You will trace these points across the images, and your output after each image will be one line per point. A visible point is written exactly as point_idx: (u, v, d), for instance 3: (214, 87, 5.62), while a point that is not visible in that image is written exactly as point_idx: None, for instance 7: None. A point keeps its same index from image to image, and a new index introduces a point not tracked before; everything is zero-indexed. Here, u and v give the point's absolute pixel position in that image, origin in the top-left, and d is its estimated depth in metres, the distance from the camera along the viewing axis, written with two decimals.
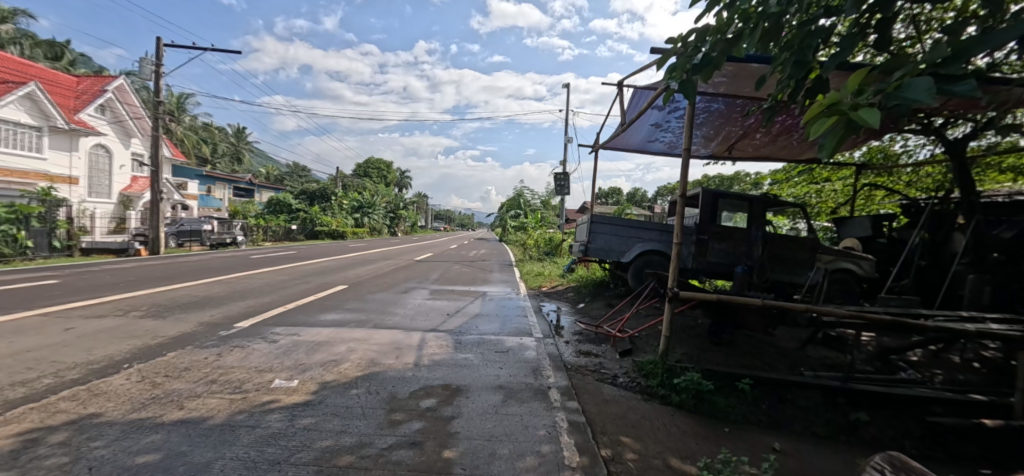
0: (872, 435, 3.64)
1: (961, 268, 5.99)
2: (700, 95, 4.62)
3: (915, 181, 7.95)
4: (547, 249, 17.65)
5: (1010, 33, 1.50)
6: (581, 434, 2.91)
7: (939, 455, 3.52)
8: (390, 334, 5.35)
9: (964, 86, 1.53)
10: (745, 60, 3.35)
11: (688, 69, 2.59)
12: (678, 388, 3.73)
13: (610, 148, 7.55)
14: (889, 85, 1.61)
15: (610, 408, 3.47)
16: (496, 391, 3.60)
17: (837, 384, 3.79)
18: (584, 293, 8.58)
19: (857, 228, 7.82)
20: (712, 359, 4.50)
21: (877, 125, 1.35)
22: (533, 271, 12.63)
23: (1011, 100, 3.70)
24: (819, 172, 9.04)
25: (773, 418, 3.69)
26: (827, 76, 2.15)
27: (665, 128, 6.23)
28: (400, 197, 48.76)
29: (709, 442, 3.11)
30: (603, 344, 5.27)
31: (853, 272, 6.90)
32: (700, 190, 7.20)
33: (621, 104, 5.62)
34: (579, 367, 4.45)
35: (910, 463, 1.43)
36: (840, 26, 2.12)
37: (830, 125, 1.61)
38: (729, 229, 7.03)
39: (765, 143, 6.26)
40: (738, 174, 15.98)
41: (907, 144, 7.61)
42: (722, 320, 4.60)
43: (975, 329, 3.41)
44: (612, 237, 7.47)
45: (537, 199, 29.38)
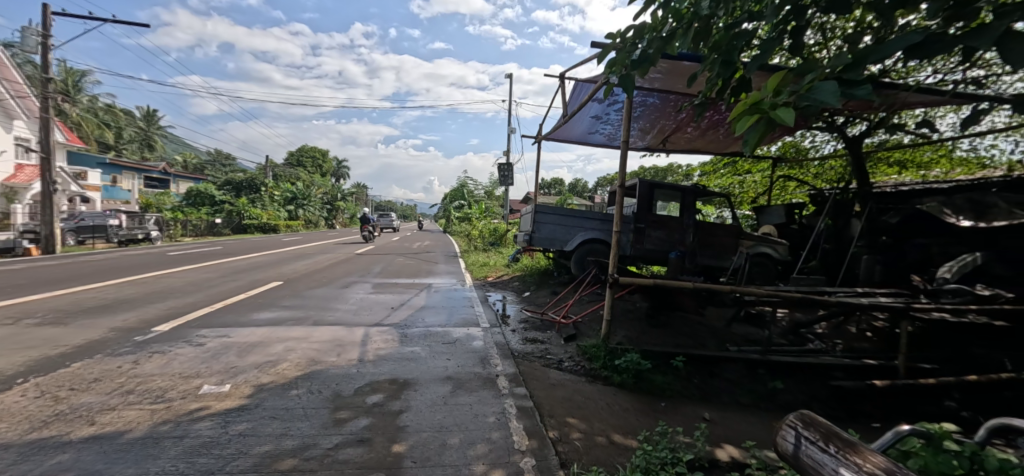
0: (786, 400, 4.07)
1: (857, 250, 6.82)
2: (637, 89, 4.83)
3: (821, 174, 8.90)
4: (493, 239, 17.52)
5: (897, 45, 1.73)
6: (530, 418, 3.00)
7: (841, 414, 4.01)
8: (331, 330, 5.13)
9: (862, 90, 1.73)
10: (679, 58, 3.55)
11: (627, 64, 2.69)
12: (619, 369, 3.97)
13: (553, 140, 7.68)
14: (802, 87, 1.78)
15: (557, 392, 3.59)
16: (445, 382, 3.59)
17: (757, 357, 4.20)
18: (529, 282, 8.72)
19: (774, 215, 8.65)
20: (650, 340, 4.80)
21: (791, 123, 1.50)
22: (479, 261, 12.68)
23: (898, 103, 4.24)
24: (742, 165, 9.82)
25: (704, 390, 4.02)
26: (750, 77, 2.31)
27: (605, 121, 6.43)
28: (338, 188, 46.57)
29: (648, 417, 3.34)
30: (549, 331, 5.40)
31: (770, 256, 7.65)
32: (637, 181, 7.53)
33: (564, 96, 5.73)
34: (527, 354, 4.55)
35: (817, 418, 1.60)
36: (761, 28, 2.28)
37: (753, 123, 1.77)
38: (664, 218, 7.46)
39: (696, 137, 6.67)
40: (672, 166, 17.01)
41: (814, 140, 8.58)
42: (659, 303, 4.90)
43: (868, 303, 3.91)
44: (555, 226, 7.65)
45: (481, 190, 29.34)
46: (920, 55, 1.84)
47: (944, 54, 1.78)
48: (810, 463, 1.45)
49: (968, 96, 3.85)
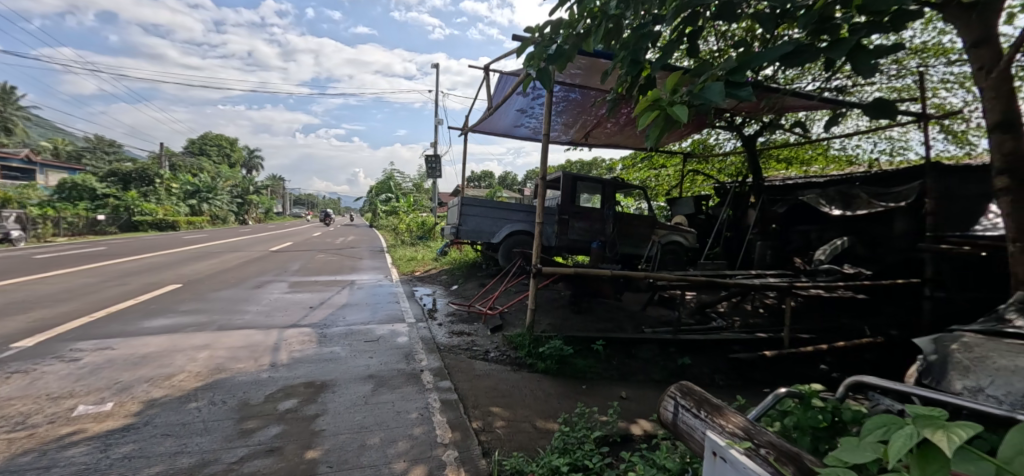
0: (693, 375, 4.45)
1: (752, 236, 7.65)
2: (559, 84, 4.96)
3: (724, 169, 9.85)
4: (421, 232, 17.09)
5: (773, 53, 1.95)
6: (453, 411, 2.99)
7: (738, 382, 4.48)
8: (238, 335, 4.71)
9: (744, 92, 1.93)
10: (596, 54, 3.71)
11: (545, 58, 2.75)
12: (543, 356, 4.09)
13: (479, 132, 7.65)
14: (695, 87, 1.94)
15: (482, 382, 3.63)
16: (366, 381, 3.46)
17: (668, 336, 4.54)
18: (458, 275, 8.68)
19: (684, 206, 9.40)
20: (573, 326, 5.01)
21: (684, 119, 1.64)
22: (407, 255, 12.35)
23: (782, 106, 4.79)
24: (657, 160, 10.54)
25: (621, 370, 4.29)
26: (654, 76, 2.46)
27: (529, 115, 6.54)
28: (249, 180, 42.62)
29: (569, 399, 3.48)
30: (476, 322, 5.42)
31: (681, 244, 8.33)
32: (561, 174, 7.76)
33: (488, 88, 5.73)
34: (452, 347, 4.52)
35: (696, 388, 1.78)
36: (663, 30, 2.44)
37: (653, 118, 1.90)
38: (586, 210, 7.78)
39: (615, 132, 7.03)
40: (596, 160, 17.82)
41: (718, 138, 9.47)
42: (581, 291, 5.11)
43: (759, 284, 4.38)
44: (482, 219, 7.65)
45: (409, 183, 28.65)
46: (794, 62, 2.07)
47: (812, 62, 2.02)
48: (686, 428, 1.70)
49: (833, 102, 4.47)
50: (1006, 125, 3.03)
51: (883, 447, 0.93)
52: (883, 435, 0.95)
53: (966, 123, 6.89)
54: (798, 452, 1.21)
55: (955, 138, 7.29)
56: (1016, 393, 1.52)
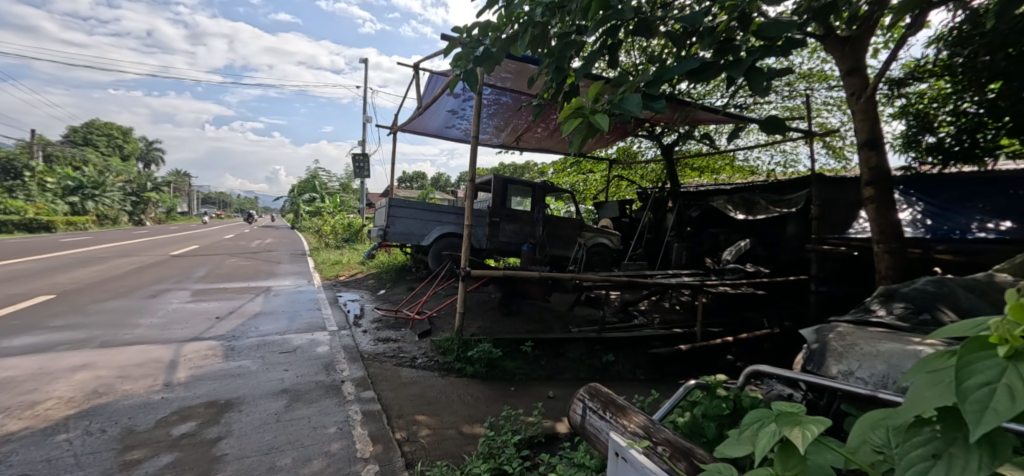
0: (616, 371, 4.67)
1: (670, 238, 8.23)
2: (489, 87, 4.98)
3: (645, 175, 10.51)
4: (347, 235, 16.25)
5: (682, 70, 2.10)
6: (376, 422, 2.86)
7: (656, 375, 4.78)
8: (125, 352, 4.13)
9: (658, 104, 2.05)
10: (523, 59, 3.78)
11: (472, 59, 2.74)
12: (472, 360, 4.08)
13: (409, 132, 7.43)
14: (615, 97, 2.03)
15: (408, 390, 3.52)
16: (279, 396, 3.20)
17: (593, 335, 4.72)
18: (385, 279, 8.36)
19: (609, 210, 9.87)
20: (502, 329, 5.04)
21: (604, 127, 1.71)
22: (331, 259, 11.66)
23: (694, 117, 5.20)
24: (586, 165, 11.00)
25: (549, 370, 4.39)
26: (578, 84, 2.54)
27: (460, 116, 6.48)
28: (146, 176, 37.84)
29: (497, 402, 3.49)
30: (403, 328, 5.25)
31: (606, 245, 8.73)
32: (492, 176, 7.76)
33: (417, 87, 5.59)
34: (377, 355, 4.34)
35: (603, 388, 1.87)
36: (586, 40, 2.53)
37: (576, 125, 1.96)
38: (517, 212, 7.87)
39: (545, 137, 7.19)
40: (529, 163, 18.22)
41: (640, 146, 10.09)
42: (510, 293, 5.16)
43: (675, 283, 4.70)
44: (411, 221, 7.44)
45: (336, 182, 27.20)
46: (701, 78, 2.25)
47: (716, 79, 2.19)
48: (595, 430, 1.79)
49: (736, 117, 4.94)
50: (870, 144, 3.53)
51: (758, 440, 0.94)
52: (758, 427, 0.96)
53: (842, 141, 7.99)
54: (691, 447, 1.31)
55: (834, 153, 8.41)
56: (878, 375, 1.78)
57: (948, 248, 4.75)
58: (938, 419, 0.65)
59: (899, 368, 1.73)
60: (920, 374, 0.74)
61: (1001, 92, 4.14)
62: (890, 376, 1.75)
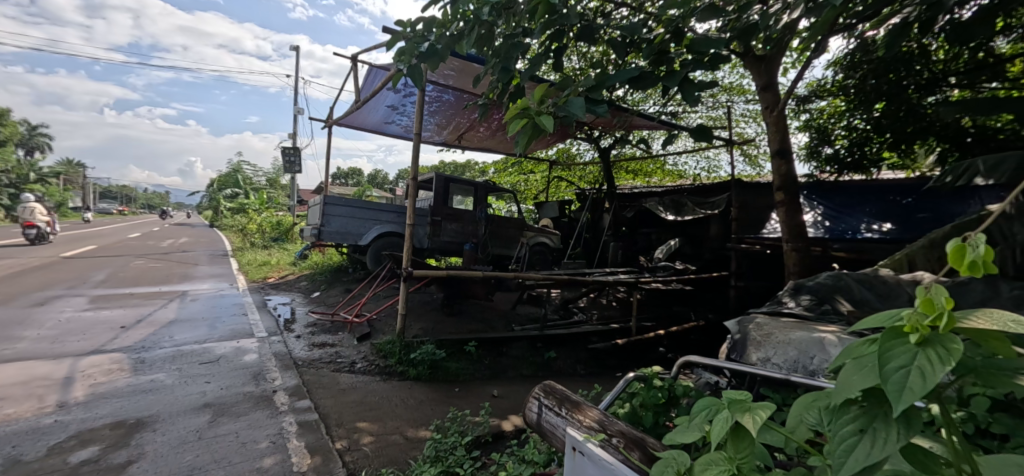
0: (558, 367, 4.80)
1: (607, 238, 8.60)
2: (432, 83, 4.89)
3: (584, 177, 10.89)
4: (275, 234, 15.16)
5: (622, 77, 2.21)
6: (313, 433, 2.71)
7: (595, 369, 4.97)
8: (3, 370, 3.54)
9: (600, 108, 2.13)
10: (468, 58, 3.76)
11: (416, 55, 2.68)
12: (415, 362, 4.00)
13: (346, 126, 7.10)
14: (560, 100, 2.08)
15: (347, 397, 3.36)
16: (201, 411, 2.92)
17: (535, 333, 4.80)
18: (319, 281, 7.92)
19: (549, 210, 10.10)
20: (445, 329, 4.98)
21: (551, 129, 1.75)
22: (257, 260, 10.83)
23: (630, 123, 5.46)
24: (527, 165, 11.18)
25: (492, 370, 4.40)
26: (524, 85, 2.57)
27: (400, 112, 6.30)
28: (24, 165, 32.66)
29: (442, 404, 3.44)
30: (340, 332, 5.01)
31: (547, 245, 8.93)
32: (433, 175, 7.62)
33: (356, 80, 5.35)
34: (312, 361, 4.09)
35: (557, 386, 1.92)
36: (530, 43, 2.57)
37: (522, 126, 1.98)
38: (459, 212, 7.81)
39: (487, 136, 7.19)
40: (470, 163, 18.17)
41: (579, 148, 10.43)
42: (454, 293, 5.11)
43: (612, 280, 4.91)
44: (347, 219, 7.11)
45: (262, 177, 25.29)
46: (639, 86, 2.36)
47: (653, 88, 2.33)
48: (549, 427, 1.83)
49: (667, 124, 5.27)
50: (781, 153, 3.94)
51: (706, 428, 0.98)
52: (708, 415, 0.99)
53: (757, 149, 8.83)
54: (644, 437, 1.41)
55: (750, 160, 9.27)
56: (790, 360, 2.00)
57: (842, 246, 5.41)
58: (861, 398, 0.68)
59: (807, 353, 1.96)
60: (843, 357, 0.76)
61: (883, 111, 4.74)
62: (800, 361, 1.97)
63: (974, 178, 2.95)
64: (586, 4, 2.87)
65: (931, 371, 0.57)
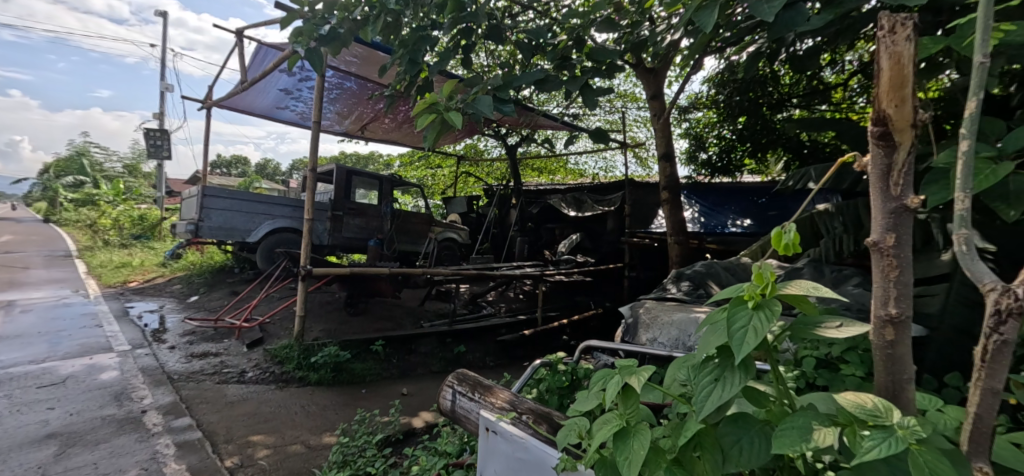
0: (468, 360, 4.84)
1: (514, 233, 8.85)
2: (332, 69, 4.57)
3: (491, 173, 11.07)
4: (136, 230, 12.96)
5: (528, 79, 2.30)
6: (195, 453, 2.41)
7: (505, 360, 5.11)
8: None
9: (507, 107, 2.20)
10: (371, 45, 3.60)
11: (315, 37, 2.50)
12: (316, 366, 3.75)
13: (228, 109, 6.31)
14: (469, 97, 2.10)
15: (237, 410, 3.04)
16: (42, 444, 2.42)
17: (445, 328, 4.77)
18: (197, 283, 6.97)
19: (458, 205, 10.07)
20: (349, 330, 4.72)
21: (460, 125, 1.77)
22: (112, 261, 9.16)
23: (536, 122, 5.67)
24: (434, 160, 11.02)
25: (401, 368, 4.30)
26: (432, 79, 2.54)
27: (295, 97, 5.78)
28: None
29: (347, 408, 3.28)
30: (225, 339, 4.48)
31: (455, 240, 8.90)
32: (333, 166, 7.11)
33: (241, 58, 4.78)
34: (191, 374, 3.61)
35: (471, 374, 1.95)
36: (439, 37, 2.55)
37: (431, 120, 1.97)
38: (362, 206, 7.41)
39: (393, 128, 6.93)
40: (373, 155, 17.39)
41: (486, 144, 10.56)
42: (358, 291, 4.86)
43: (519, 274, 5.06)
44: (232, 213, 6.34)
45: (116, 163, 21.35)
46: (544, 88, 2.48)
47: (556, 91, 2.45)
48: (464, 414, 1.84)
49: (570, 125, 5.57)
50: (665, 156, 4.42)
51: (603, 396, 1.08)
52: (604, 383, 1.09)
53: (646, 152, 9.76)
54: (549, 410, 1.45)
55: (640, 162, 10.21)
56: (673, 338, 2.28)
57: (713, 239, 6.24)
58: (717, 355, 0.81)
59: (685, 332, 2.26)
60: (706, 324, 0.89)
61: (745, 124, 5.57)
62: (680, 338, 2.26)
63: (807, 182, 3.61)
64: (493, 3, 2.92)
65: (764, 330, 0.71)
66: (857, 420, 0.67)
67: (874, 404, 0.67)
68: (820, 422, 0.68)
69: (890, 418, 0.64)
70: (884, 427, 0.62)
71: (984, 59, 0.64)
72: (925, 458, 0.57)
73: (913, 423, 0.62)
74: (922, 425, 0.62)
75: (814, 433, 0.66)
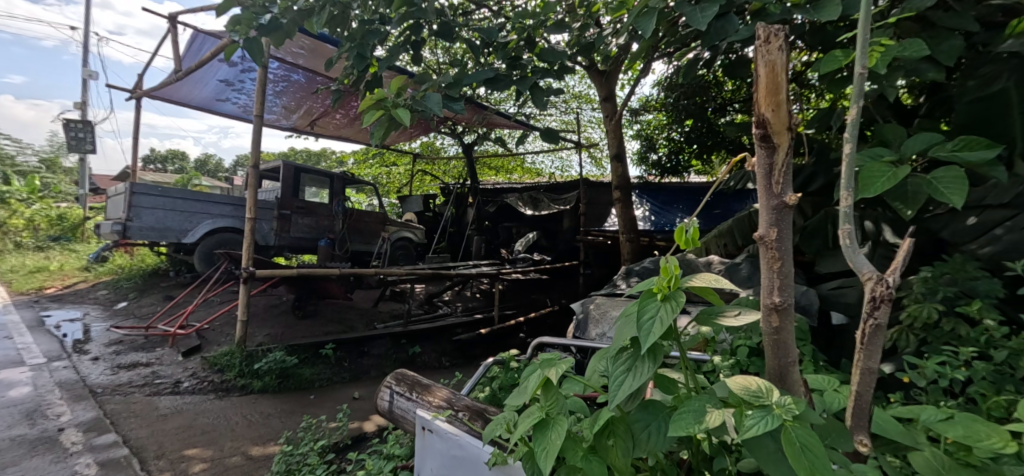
0: (423, 361, 4.78)
1: (471, 232, 8.81)
2: (276, 61, 4.35)
3: (448, 171, 10.96)
4: (53, 232, 11.75)
5: (479, 77, 2.29)
6: (120, 472, 2.22)
7: (461, 360, 5.09)
8: None
9: (457, 105, 2.19)
10: (317, 37, 3.46)
11: (254, 27, 2.37)
12: (260, 373, 3.57)
13: (161, 100, 5.85)
14: (417, 94, 2.07)
15: (170, 423, 2.83)
16: None
17: (400, 329, 4.68)
18: (126, 288, 6.42)
19: (413, 204, 9.89)
20: (297, 334, 4.52)
21: (407, 122, 1.74)
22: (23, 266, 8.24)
23: (492, 121, 5.67)
24: (389, 158, 10.77)
25: (353, 371, 4.18)
26: (381, 74, 2.48)
27: (237, 89, 5.46)
28: None
29: (294, 415, 3.15)
30: (157, 347, 4.16)
31: (411, 240, 8.74)
32: (279, 162, 6.77)
33: (175, 45, 4.45)
34: (117, 387, 3.33)
35: (412, 376, 1.91)
36: (388, 31, 2.49)
37: (378, 117, 1.92)
38: (311, 204, 7.11)
39: (345, 124, 6.71)
40: (325, 152, 16.74)
41: (443, 142, 10.44)
42: (306, 292, 4.66)
43: (476, 273, 5.05)
44: (165, 213, 5.90)
45: (28, 157, 19.24)
46: (495, 87, 2.48)
47: (507, 90, 2.46)
48: (406, 418, 1.82)
49: (526, 125, 5.61)
50: (617, 156, 4.56)
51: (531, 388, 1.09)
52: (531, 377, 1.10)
53: (600, 152, 10.02)
54: (485, 407, 1.47)
55: (595, 162, 10.47)
56: None
57: (663, 237, 6.50)
58: (628, 345, 0.84)
59: None
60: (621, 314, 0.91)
61: (691, 126, 5.84)
62: None
63: (745, 182, 3.85)
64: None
65: (669, 321, 0.73)
66: (745, 402, 0.71)
67: (757, 386, 0.72)
68: (713, 405, 0.73)
69: (770, 398, 0.69)
70: (765, 407, 0.67)
71: (863, 71, 0.70)
72: (797, 432, 0.62)
73: (788, 402, 0.67)
74: (797, 403, 0.67)
75: (707, 416, 0.71)
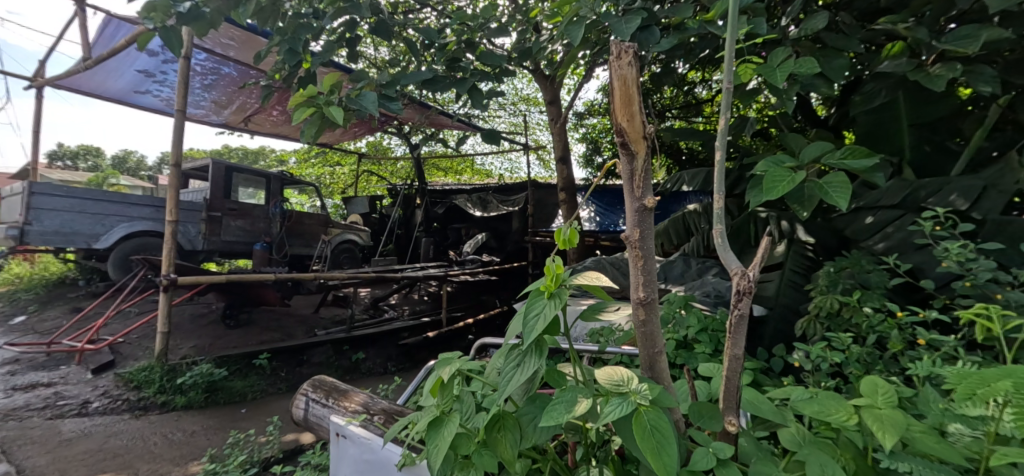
0: (367, 367, 4.63)
1: (419, 234, 8.66)
2: (203, 51, 4.06)
3: (395, 172, 10.70)
4: None
5: (417, 77, 2.27)
6: None
7: (407, 365, 4.99)
8: None
9: (394, 105, 2.16)
10: (245, 28, 3.26)
11: (170, 14, 2.19)
12: (183, 388, 3.31)
13: (67, 89, 5.27)
14: (350, 92, 2.01)
15: (75, 448, 2.56)
16: None
17: (342, 335, 4.50)
18: (24, 301, 5.71)
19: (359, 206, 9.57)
20: (228, 344, 4.24)
21: (341, 121, 1.69)
22: None
23: (438, 121, 5.62)
24: (333, 157, 10.35)
25: (290, 381, 3.98)
26: (315, 70, 2.38)
27: (159, 81, 5.04)
28: None
29: (221, 431, 2.94)
30: (61, 365, 3.74)
31: (356, 242, 8.45)
32: (207, 160, 6.28)
33: (83, 30, 4.04)
34: (9, 412, 2.95)
35: (328, 381, 1.90)
36: (323, 26, 2.40)
37: (308, 115, 1.85)
38: (246, 206, 6.69)
39: (282, 121, 6.38)
40: (263, 151, 15.80)
41: (389, 142, 10.18)
42: (238, 299, 4.38)
43: (422, 276, 4.96)
44: (73, 215, 5.32)
45: None
46: (434, 87, 2.45)
47: (446, 91, 2.44)
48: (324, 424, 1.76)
49: (473, 125, 5.61)
50: (562, 159, 4.67)
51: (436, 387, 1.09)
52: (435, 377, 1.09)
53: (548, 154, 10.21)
54: (398, 407, 1.46)
55: (543, 163, 10.65)
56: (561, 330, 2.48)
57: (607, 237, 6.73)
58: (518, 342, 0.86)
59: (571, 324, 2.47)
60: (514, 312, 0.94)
61: None
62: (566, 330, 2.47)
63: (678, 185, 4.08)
64: None
65: (553, 316, 0.76)
66: (609, 392, 0.76)
67: (619, 376, 0.77)
68: (584, 395, 0.77)
69: (629, 387, 0.75)
70: (624, 395, 0.72)
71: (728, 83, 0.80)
72: (649, 416, 0.68)
73: (644, 388, 0.72)
74: (651, 389, 0.72)
75: (576, 405, 0.75)
